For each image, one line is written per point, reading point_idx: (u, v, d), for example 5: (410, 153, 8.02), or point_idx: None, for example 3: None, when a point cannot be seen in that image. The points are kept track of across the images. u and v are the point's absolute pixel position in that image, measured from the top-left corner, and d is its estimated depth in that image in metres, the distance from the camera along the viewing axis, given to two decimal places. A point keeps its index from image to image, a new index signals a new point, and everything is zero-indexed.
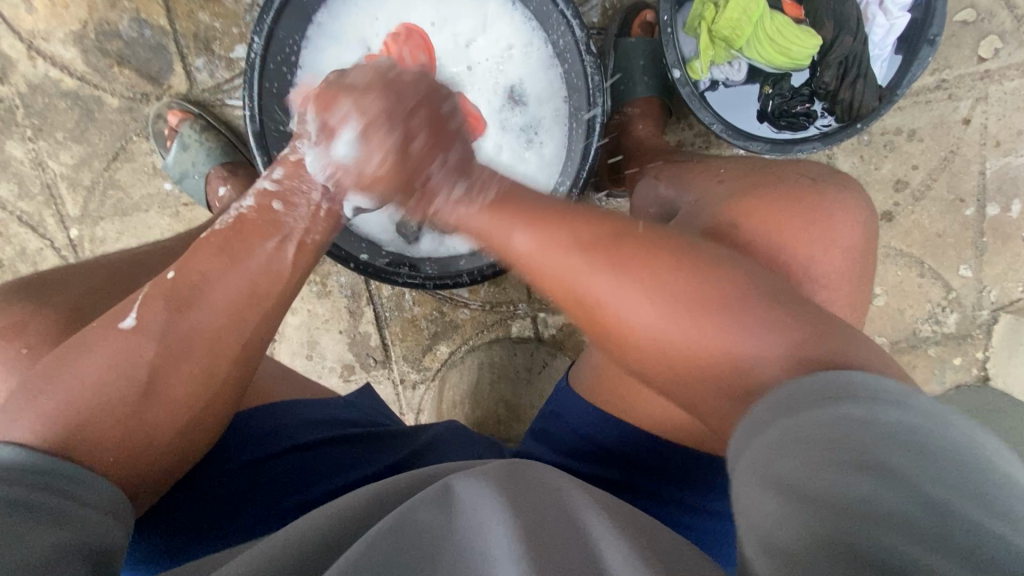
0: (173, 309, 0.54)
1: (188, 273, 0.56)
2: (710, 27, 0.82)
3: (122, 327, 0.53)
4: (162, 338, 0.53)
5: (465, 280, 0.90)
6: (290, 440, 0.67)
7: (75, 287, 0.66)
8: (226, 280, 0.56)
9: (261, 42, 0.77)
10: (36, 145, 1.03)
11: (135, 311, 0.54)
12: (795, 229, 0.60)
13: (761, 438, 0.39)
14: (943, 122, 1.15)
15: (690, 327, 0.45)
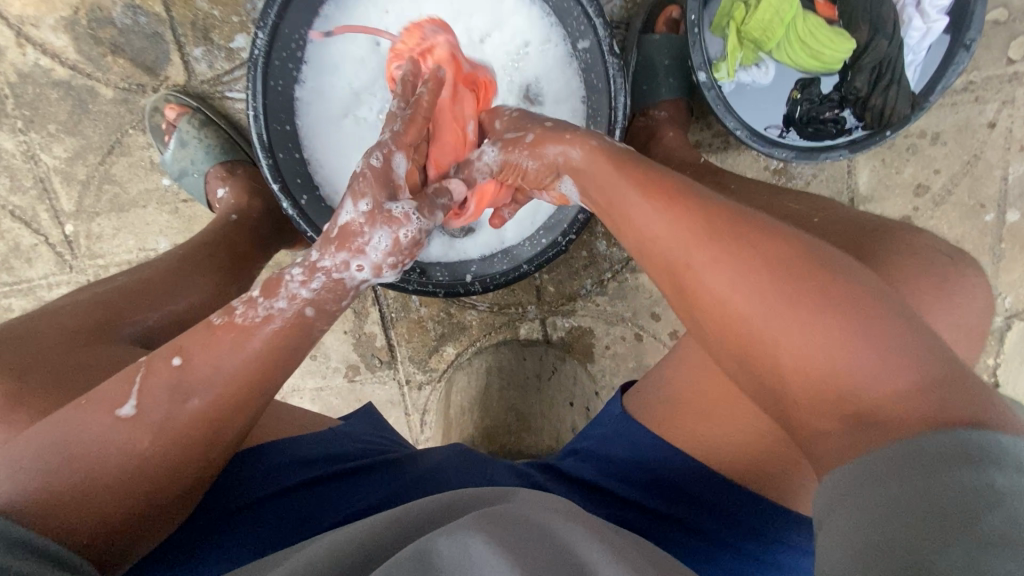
0: (172, 398, 0.49)
1: (189, 359, 0.50)
2: (739, 28, 0.78)
3: (121, 414, 0.48)
4: (159, 433, 0.48)
5: (476, 289, 0.87)
6: (290, 472, 0.61)
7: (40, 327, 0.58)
8: (220, 360, 0.50)
9: (265, 37, 0.72)
10: (28, 137, 0.99)
11: (134, 396, 0.49)
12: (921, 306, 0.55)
13: (855, 500, 0.39)
14: (967, 125, 1.11)
15: (798, 310, 0.44)
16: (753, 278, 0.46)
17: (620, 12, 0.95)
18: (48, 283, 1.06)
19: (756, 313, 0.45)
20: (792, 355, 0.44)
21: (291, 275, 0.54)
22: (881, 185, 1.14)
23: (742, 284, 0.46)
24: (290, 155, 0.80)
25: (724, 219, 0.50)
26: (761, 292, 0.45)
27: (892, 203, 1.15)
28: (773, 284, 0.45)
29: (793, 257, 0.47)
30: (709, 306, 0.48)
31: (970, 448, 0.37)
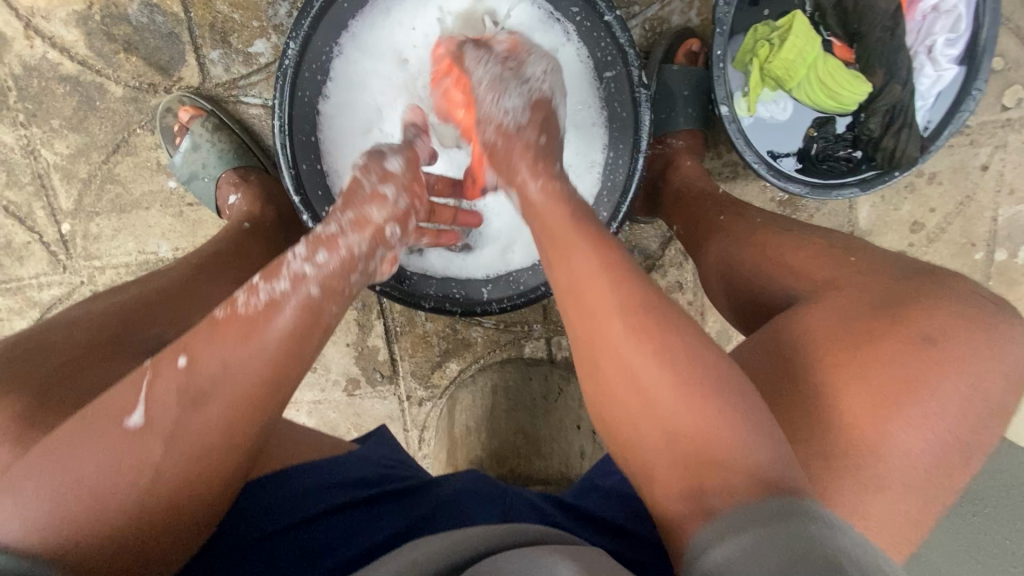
0: (186, 404, 0.48)
1: (201, 361, 0.49)
2: (762, 65, 0.81)
3: (128, 425, 0.46)
4: (170, 436, 0.47)
5: (493, 309, 0.86)
6: (317, 503, 0.59)
7: (54, 354, 0.57)
8: (231, 357, 0.49)
9: (295, 48, 0.72)
10: (28, 131, 0.95)
11: (142, 403, 0.47)
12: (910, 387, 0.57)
13: (742, 534, 0.42)
14: (962, 167, 1.16)
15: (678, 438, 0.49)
16: (635, 347, 0.51)
17: (641, 39, 0.99)
18: (38, 283, 1.02)
19: (645, 378, 0.50)
20: (680, 378, 0.49)
21: (295, 252, 0.55)
22: (881, 222, 1.18)
23: (626, 352, 0.51)
24: (312, 167, 0.78)
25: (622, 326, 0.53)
26: (671, 399, 0.49)
27: (889, 238, 1.18)
28: (661, 343, 0.51)
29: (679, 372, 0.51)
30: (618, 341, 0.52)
31: (805, 511, 0.43)
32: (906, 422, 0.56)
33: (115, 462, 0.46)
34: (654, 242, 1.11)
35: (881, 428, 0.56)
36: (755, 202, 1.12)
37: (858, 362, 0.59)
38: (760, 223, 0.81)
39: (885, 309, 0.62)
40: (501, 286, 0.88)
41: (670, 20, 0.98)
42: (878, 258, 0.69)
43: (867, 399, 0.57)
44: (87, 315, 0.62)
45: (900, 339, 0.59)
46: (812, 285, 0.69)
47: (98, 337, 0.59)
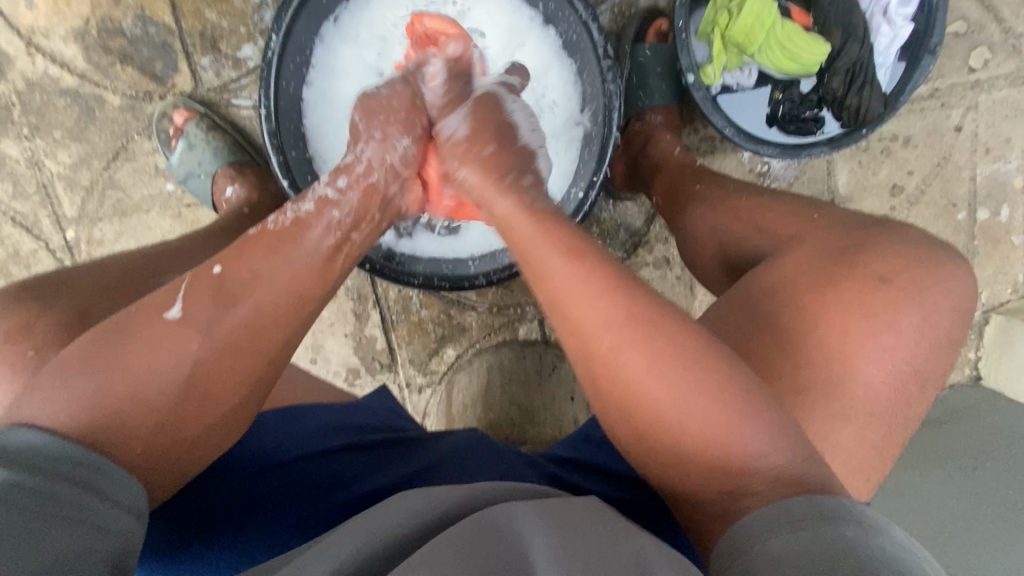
0: (218, 304, 0.53)
1: (237, 269, 0.55)
2: (723, 33, 0.85)
3: (168, 317, 0.52)
4: (208, 330, 0.52)
5: (480, 281, 0.90)
6: (300, 450, 0.64)
7: (88, 286, 0.63)
8: (265, 270, 0.56)
9: (278, 40, 0.77)
10: (33, 144, 1.00)
11: (180, 301, 0.53)
12: (865, 322, 0.57)
13: (783, 528, 0.42)
14: (936, 129, 1.18)
15: (722, 424, 0.47)
16: (623, 342, 0.50)
17: (612, 23, 1.03)
18: None
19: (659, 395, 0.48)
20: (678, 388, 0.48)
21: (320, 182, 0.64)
22: (860, 187, 1.20)
23: (634, 370, 0.49)
24: (299, 153, 0.83)
25: (636, 356, 0.49)
26: (686, 409, 0.48)
27: (870, 202, 1.20)
28: (661, 366, 0.49)
29: (709, 367, 0.49)
30: (623, 383, 0.50)
31: (846, 509, 0.43)
32: (865, 357, 0.56)
33: (156, 353, 0.50)
34: (637, 219, 1.14)
35: (840, 362, 0.56)
36: (733, 174, 1.15)
37: (814, 304, 0.58)
38: (734, 188, 0.80)
39: (841, 256, 0.61)
40: (485, 260, 0.91)
41: (638, 3, 1.02)
42: (838, 212, 0.68)
43: (819, 341, 0.56)
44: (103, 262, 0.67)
45: (855, 282, 0.59)
46: (778, 239, 0.68)
47: (111, 280, 0.64)
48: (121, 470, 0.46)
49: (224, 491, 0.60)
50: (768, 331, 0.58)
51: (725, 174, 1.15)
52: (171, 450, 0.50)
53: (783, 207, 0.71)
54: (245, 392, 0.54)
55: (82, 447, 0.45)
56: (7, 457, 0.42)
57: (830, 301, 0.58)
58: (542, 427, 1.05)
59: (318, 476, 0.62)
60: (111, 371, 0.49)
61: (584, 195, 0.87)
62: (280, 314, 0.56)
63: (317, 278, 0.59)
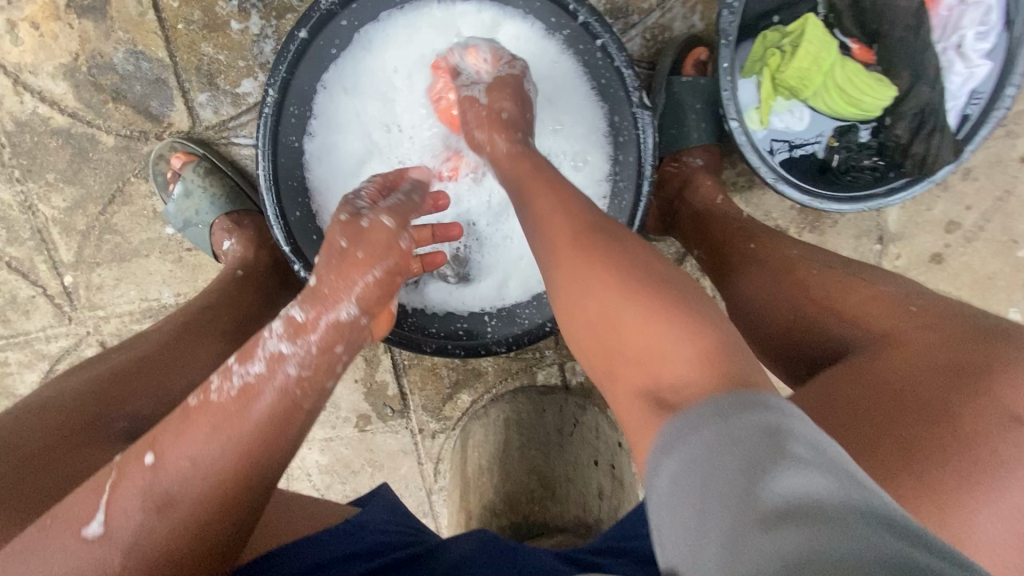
0: (151, 509, 0.46)
1: (171, 461, 0.47)
2: (774, 74, 0.75)
3: (90, 533, 0.45)
4: (131, 547, 0.45)
5: (500, 349, 0.82)
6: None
7: (25, 434, 0.54)
8: (204, 465, 0.47)
9: (275, 94, 0.69)
10: (25, 187, 0.95)
11: (103, 510, 0.46)
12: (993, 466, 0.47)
13: (674, 456, 0.39)
14: (999, 160, 1.07)
15: (648, 325, 0.47)
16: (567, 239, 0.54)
17: (642, 50, 0.94)
18: (45, 336, 1.01)
19: (588, 287, 0.51)
20: (601, 284, 0.50)
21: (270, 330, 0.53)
22: (912, 223, 1.10)
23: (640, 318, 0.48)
24: (300, 213, 0.76)
25: (580, 249, 0.53)
26: (620, 304, 0.49)
27: (923, 240, 1.10)
28: (642, 300, 0.48)
29: (669, 287, 0.50)
30: (560, 288, 0.54)
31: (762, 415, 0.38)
32: (991, 509, 0.46)
33: (81, 566, 0.44)
34: (667, 260, 1.06)
35: (965, 514, 0.46)
36: (774, 212, 1.06)
37: (935, 436, 0.49)
38: (796, 257, 0.72)
39: (967, 376, 0.51)
40: (504, 324, 0.84)
41: (673, 28, 0.92)
42: (950, 310, 0.58)
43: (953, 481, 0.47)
44: (50, 395, 0.59)
45: (976, 412, 0.49)
46: (870, 335, 0.59)
47: (56, 427, 0.56)
48: None
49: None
50: (896, 460, 0.48)
51: (765, 213, 1.06)
52: None
53: (877, 295, 0.62)
54: None
55: None
56: None
57: (949, 439, 0.48)
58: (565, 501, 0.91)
59: None
60: None
61: None
62: (218, 505, 0.47)
63: (273, 448, 0.50)
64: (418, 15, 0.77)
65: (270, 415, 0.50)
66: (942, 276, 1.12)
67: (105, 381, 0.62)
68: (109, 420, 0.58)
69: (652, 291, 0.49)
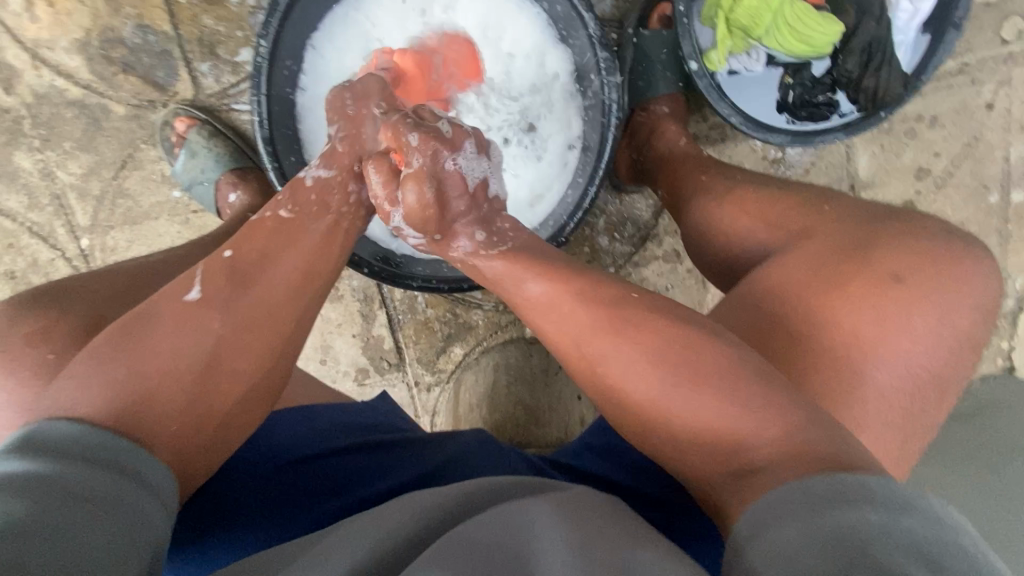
0: (235, 286, 0.55)
1: (246, 251, 0.58)
2: (727, 16, 0.81)
3: (188, 299, 0.53)
4: (226, 311, 0.54)
5: (481, 282, 0.88)
6: (314, 450, 0.64)
7: (93, 295, 0.63)
8: (279, 249, 0.59)
9: (267, 45, 0.75)
10: (44, 155, 1.02)
11: (198, 284, 0.55)
12: (872, 318, 0.54)
13: (789, 522, 0.39)
14: (965, 107, 1.11)
15: (702, 403, 0.48)
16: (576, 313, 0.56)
17: (613, 10, 0.99)
18: None
19: (621, 378, 0.52)
20: (630, 365, 0.52)
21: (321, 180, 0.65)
22: (882, 170, 1.14)
23: (632, 379, 0.51)
24: (294, 159, 0.82)
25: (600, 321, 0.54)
26: (675, 398, 0.49)
27: (894, 187, 1.14)
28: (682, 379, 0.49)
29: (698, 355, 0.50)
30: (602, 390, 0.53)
31: (857, 495, 0.39)
32: (879, 361, 0.53)
33: (175, 336, 0.51)
34: (645, 212, 1.11)
35: (858, 369, 0.53)
36: (746, 162, 1.11)
37: (836, 312, 0.55)
38: (739, 181, 0.77)
39: (850, 252, 0.58)
40: None
41: None
42: (850, 204, 0.65)
43: (834, 339, 0.54)
44: (112, 270, 0.68)
45: (866, 284, 0.55)
46: (788, 233, 0.65)
47: (118, 289, 0.65)
48: (149, 456, 0.45)
49: (237, 484, 0.59)
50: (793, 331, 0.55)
51: (737, 162, 1.11)
52: (195, 433, 0.50)
53: (806, 203, 0.67)
54: (258, 378, 0.54)
55: (102, 430, 0.44)
56: (36, 445, 0.41)
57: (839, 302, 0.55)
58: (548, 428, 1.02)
59: (325, 474, 0.62)
60: (135, 358, 0.49)
61: (583, 192, 0.85)
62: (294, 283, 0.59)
63: (325, 258, 0.62)
64: None
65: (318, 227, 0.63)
66: None
67: (157, 263, 0.71)
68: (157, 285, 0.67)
69: (692, 371, 0.49)
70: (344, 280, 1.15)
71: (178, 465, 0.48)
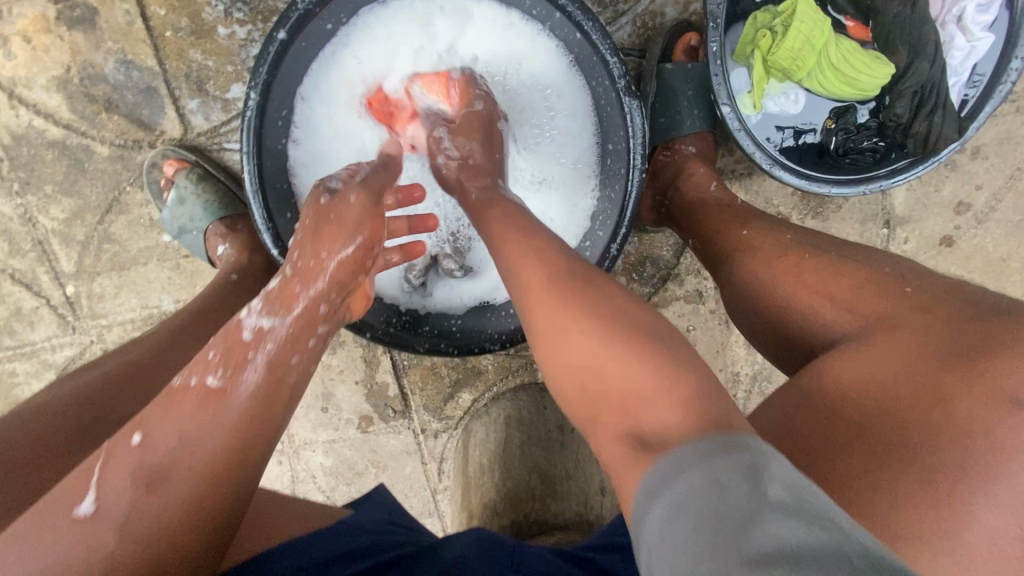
0: (139, 483, 0.45)
1: (156, 433, 0.47)
2: (765, 57, 0.73)
3: (76, 514, 0.43)
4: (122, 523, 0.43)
5: (496, 347, 0.80)
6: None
7: (20, 442, 0.55)
8: (189, 430, 0.47)
9: (257, 97, 0.68)
10: (24, 199, 0.96)
11: (91, 491, 0.44)
12: (983, 444, 0.47)
13: (660, 502, 0.38)
14: (1010, 137, 1.04)
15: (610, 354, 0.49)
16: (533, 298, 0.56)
17: (634, 39, 0.91)
18: (50, 346, 1.02)
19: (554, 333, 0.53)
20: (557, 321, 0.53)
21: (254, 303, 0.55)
22: (920, 205, 1.06)
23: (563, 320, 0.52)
24: (287, 216, 0.75)
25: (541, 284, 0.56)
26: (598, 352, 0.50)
27: (931, 222, 1.07)
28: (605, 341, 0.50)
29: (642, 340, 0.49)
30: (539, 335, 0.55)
31: (734, 448, 0.39)
32: (993, 499, 0.46)
33: (72, 553, 0.42)
34: (666, 252, 1.04)
35: (958, 500, 0.45)
36: (774, 199, 1.04)
37: (923, 427, 0.49)
38: (794, 242, 0.70)
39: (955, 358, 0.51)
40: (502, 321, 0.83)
41: (663, 14, 0.90)
42: (942, 287, 0.58)
43: (941, 465, 0.47)
44: (50, 401, 0.60)
45: (977, 394, 0.48)
46: (861, 320, 0.59)
47: (53, 429, 0.57)
48: None
49: None
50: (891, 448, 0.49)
51: (765, 201, 1.04)
52: None
53: (886, 286, 0.60)
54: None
55: None
56: None
57: (942, 423, 0.48)
58: (567, 503, 0.89)
59: None
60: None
61: (603, 249, 0.77)
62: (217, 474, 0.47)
63: (261, 418, 0.50)
64: (401, 11, 0.77)
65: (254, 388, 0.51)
66: (954, 260, 1.08)
67: (100, 386, 0.63)
68: (101, 420, 0.60)
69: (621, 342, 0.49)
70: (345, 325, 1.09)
71: None
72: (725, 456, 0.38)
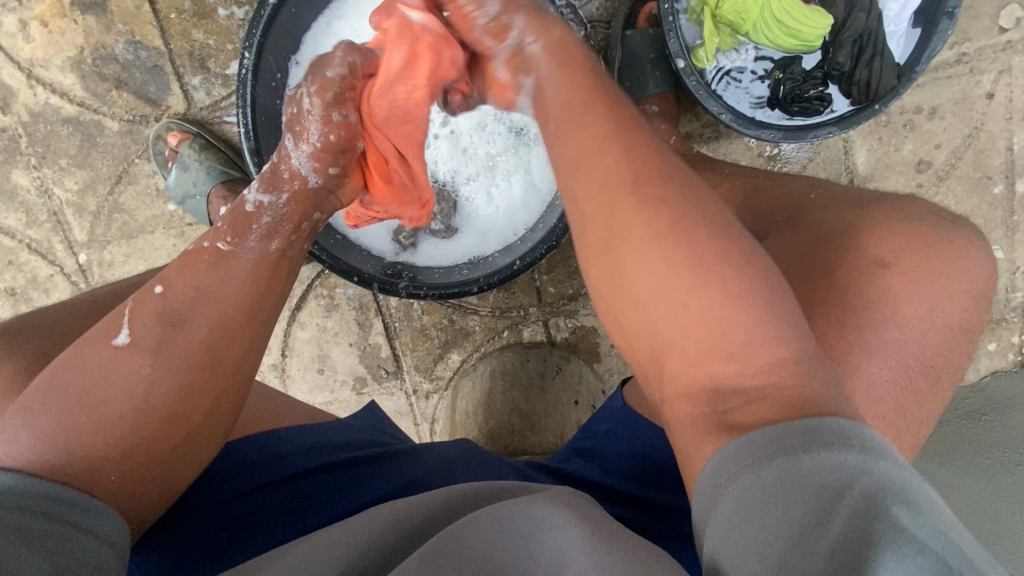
0: (163, 325, 0.53)
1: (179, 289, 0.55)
2: (713, 12, 0.81)
3: (115, 344, 0.52)
4: (153, 350, 0.52)
5: (475, 289, 0.87)
6: (292, 466, 0.63)
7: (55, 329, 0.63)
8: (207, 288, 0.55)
9: (251, 56, 0.76)
10: (41, 172, 1.04)
11: (125, 327, 0.53)
12: (860, 309, 0.55)
13: (741, 483, 0.39)
14: (965, 97, 1.09)
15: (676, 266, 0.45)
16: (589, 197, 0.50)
17: (601, 11, 0.98)
18: None
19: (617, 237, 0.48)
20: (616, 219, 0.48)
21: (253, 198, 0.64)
22: (882, 164, 1.12)
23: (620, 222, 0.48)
24: None
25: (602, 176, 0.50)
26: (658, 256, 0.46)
27: (894, 180, 1.12)
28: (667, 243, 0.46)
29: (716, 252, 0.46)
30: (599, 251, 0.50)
31: (823, 438, 0.39)
32: (869, 354, 0.54)
33: (108, 375, 0.51)
34: None
35: (844, 363, 0.54)
36: (742, 160, 1.10)
37: (825, 308, 0.55)
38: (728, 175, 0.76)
39: (842, 238, 0.58)
40: (477, 266, 0.90)
41: None
42: (839, 192, 0.65)
43: (831, 334, 0.54)
44: (82, 300, 0.69)
45: (859, 267, 0.56)
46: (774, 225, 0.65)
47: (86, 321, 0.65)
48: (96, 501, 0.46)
49: (204, 508, 0.58)
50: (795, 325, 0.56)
51: (733, 160, 1.10)
52: (128, 475, 0.49)
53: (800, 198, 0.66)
54: (200, 413, 0.53)
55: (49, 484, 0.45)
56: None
57: (827, 295, 0.56)
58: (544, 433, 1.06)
59: (303, 494, 0.61)
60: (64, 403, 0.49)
61: None
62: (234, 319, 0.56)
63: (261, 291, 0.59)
64: None
65: (251, 255, 0.60)
66: None
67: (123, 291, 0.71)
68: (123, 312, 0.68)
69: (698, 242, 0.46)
70: (339, 289, 1.15)
71: (121, 496, 0.48)
72: (812, 448, 0.38)
